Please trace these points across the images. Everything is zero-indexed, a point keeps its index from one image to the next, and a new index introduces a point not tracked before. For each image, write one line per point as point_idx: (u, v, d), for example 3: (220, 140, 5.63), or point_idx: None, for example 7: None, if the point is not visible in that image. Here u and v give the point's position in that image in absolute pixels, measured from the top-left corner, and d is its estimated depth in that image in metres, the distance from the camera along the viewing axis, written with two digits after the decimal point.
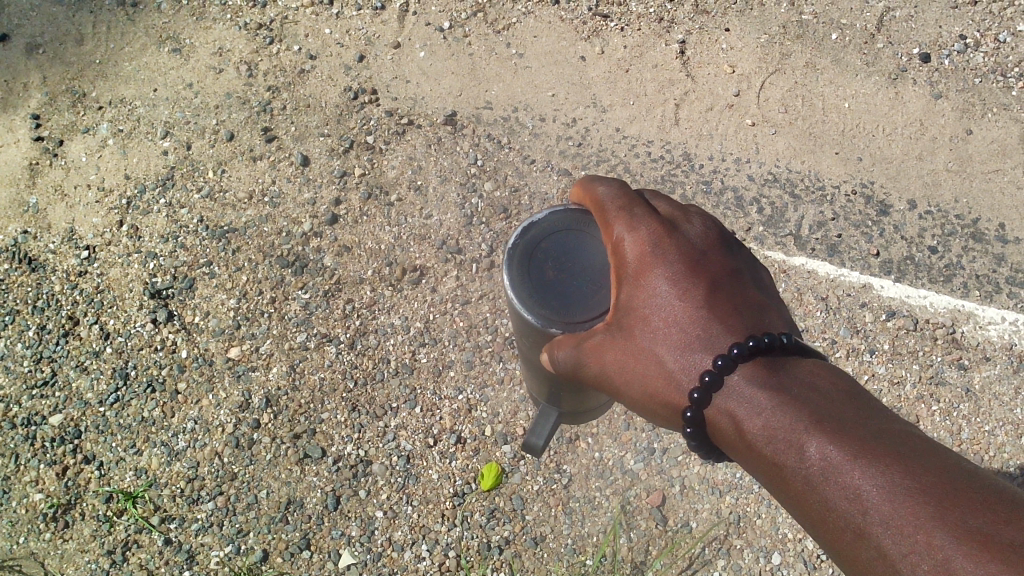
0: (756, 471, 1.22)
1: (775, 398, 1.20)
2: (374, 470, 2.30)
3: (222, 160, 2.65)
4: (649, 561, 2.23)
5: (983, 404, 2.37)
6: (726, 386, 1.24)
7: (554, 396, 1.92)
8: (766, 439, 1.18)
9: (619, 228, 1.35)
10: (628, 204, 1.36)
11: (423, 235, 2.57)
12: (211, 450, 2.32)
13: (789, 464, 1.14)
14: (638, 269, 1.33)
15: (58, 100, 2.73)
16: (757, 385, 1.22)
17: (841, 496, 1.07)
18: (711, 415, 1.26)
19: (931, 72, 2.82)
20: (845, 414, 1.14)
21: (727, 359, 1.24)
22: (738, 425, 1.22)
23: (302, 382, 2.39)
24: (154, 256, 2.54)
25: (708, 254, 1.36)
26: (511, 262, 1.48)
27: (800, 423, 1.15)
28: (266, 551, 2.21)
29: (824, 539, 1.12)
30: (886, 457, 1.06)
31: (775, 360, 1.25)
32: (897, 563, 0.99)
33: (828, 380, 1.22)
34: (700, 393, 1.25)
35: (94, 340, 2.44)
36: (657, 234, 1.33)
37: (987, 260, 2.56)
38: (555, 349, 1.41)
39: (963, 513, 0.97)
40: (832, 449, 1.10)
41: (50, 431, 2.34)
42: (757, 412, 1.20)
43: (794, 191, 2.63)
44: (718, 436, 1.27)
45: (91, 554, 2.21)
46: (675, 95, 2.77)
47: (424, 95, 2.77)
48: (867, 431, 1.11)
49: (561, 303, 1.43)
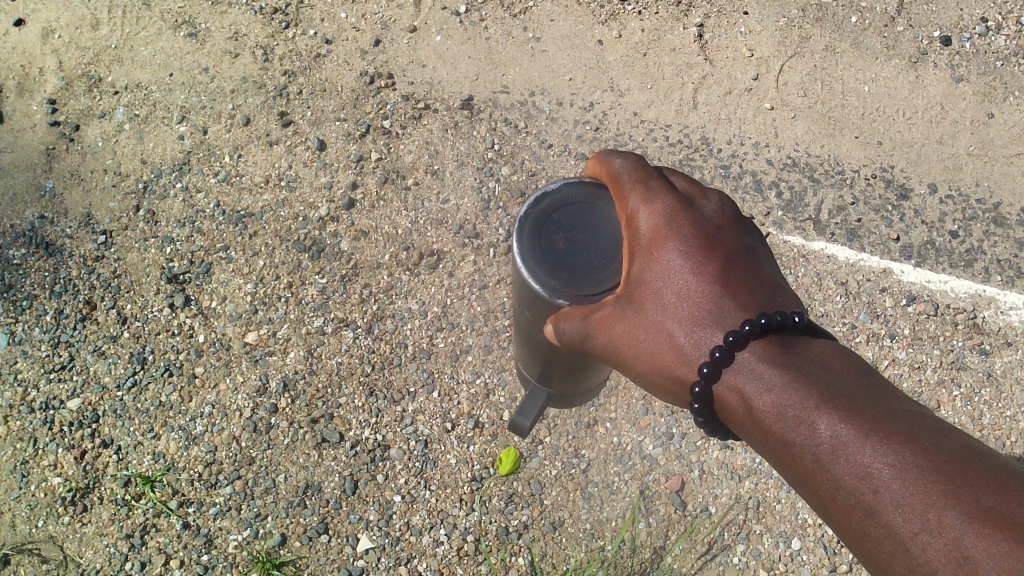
0: (763, 450, 1.20)
1: (785, 375, 1.18)
2: (392, 455, 2.30)
3: (238, 145, 2.65)
4: (668, 546, 2.21)
5: (1005, 389, 2.35)
6: (736, 362, 1.21)
7: (547, 375, 1.92)
8: (774, 416, 1.16)
9: (634, 201, 1.33)
10: (645, 177, 1.34)
11: (440, 219, 2.57)
12: (228, 434, 2.31)
13: (797, 441, 1.12)
14: (651, 242, 1.31)
15: (73, 85, 2.72)
16: (767, 361, 1.20)
17: (850, 474, 1.06)
18: (720, 391, 1.23)
19: (952, 55, 2.80)
20: (855, 393, 1.12)
21: (738, 335, 1.21)
22: (747, 402, 1.20)
23: (319, 366, 2.39)
24: (171, 241, 2.53)
25: (724, 230, 1.34)
26: (522, 231, 1.45)
27: (810, 401, 1.13)
28: (284, 535, 2.20)
29: (831, 518, 1.11)
30: (899, 435, 1.04)
31: (786, 338, 1.22)
32: (908, 542, 0.98)
33: (838, 358, 1.20)
34: (710, 368, 1.22)
35: (112, 325, 2.44)
36: (671, 207, 1.31)
37: (1008, 244, 2.55)
38: (563, 320, 1.39)
39: (976, 492, 0.96)
40: (843, 427, 1.08)
41: (68, 416, 2.34)
42: (766, 389, 1.18)
43: (813, 175, 2.61)
44: (725, 413, 1.24)
45: (109, 537, 2.20)
46: (694, 79, 2.75)
47: (441, 79, 2.76)
48: (877, 409, 1.09)
49: (570, 273, 1.41)
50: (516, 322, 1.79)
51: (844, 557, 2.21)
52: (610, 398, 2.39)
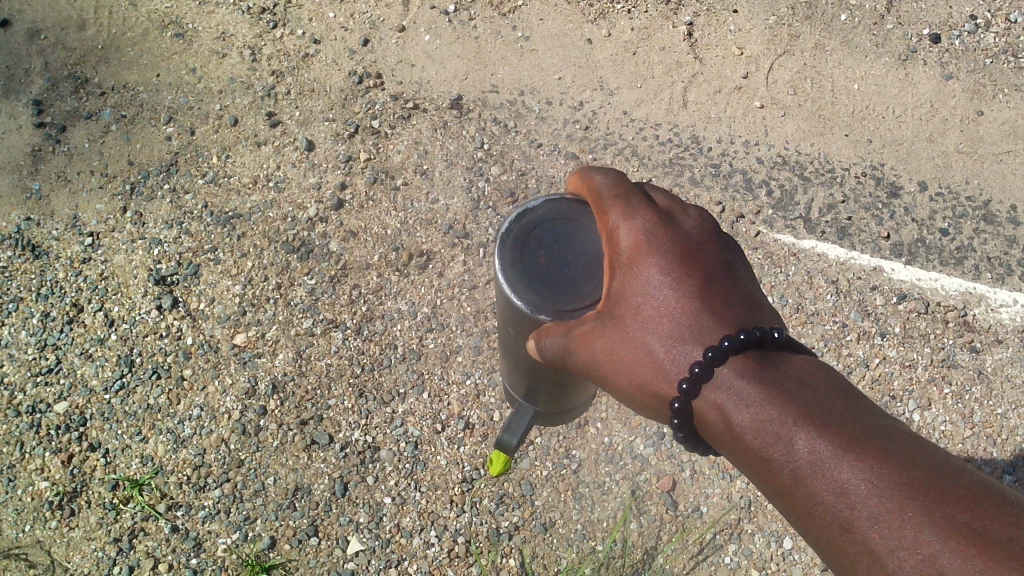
0: (743, 465, 1.19)
1: (764, 390, 1.16)
2: (382, 456, 2.28)
3: (226, 146, 2.63)
4: (660, 546, 2.21)
5: (996, 386, 2.35)
6: (716, 378, 1.19)
7: (532, 393, 1.91)
8: (753, 432, 1.15)
9: (614, 217, 1.30)
10: (625, 193, 1.32)
11: (429, 219, 2.55)
12: (217, 437, 2.30)
13: (776, 457, 1.11)
14: (631, 257, 1.28)
15: (60, 85, 2.70)
16: (747, 377, 1.18)
17: (828, 490, 1.05)
18: (699, 406, 1.21)
19: (942, 53, 2.80)
20: (834, 408, 1.11)
21: (717, 351, 1.19)
22: (726, 418, 1.18)
23: (309, 368, 2.37)
24: (159, 243, 2.52)
25: (704, 245, 1.31)
26: (504, 247, 1.45)
27: (789, 417, 1.12)
28: (274, 538, 2.19)
29: (810, 535, 1.10)
30: (876, 451, 1.03)
31: (767, 355, 1.20)
32: (884, 558, 0.97)
33: (818, 375, 1.18)
34: (689, 384, 1.20)
35: (99, 327, 2.42)
36: (652, 223, 1.29)
37: (998, 242, 2.54)
38: (544, 336, 1.37)
39: (951, 508, 0.95)
40: (821, 443, 1.07)
41: (55, 419, 2.32)
42: (745, 404, 1.16)
43: (803, 173, 2.61)
44: (706, 429, 1.23)
45: (97, 541, 2.18)
46: (683, 77, 2.75)
47: (429, 79, 2.75)
48: (855, 425, 1.08)
49: (551, 290, 1.41)
50: (500, 337, 1.75)
51: None
52: (600, 398, 2.38)
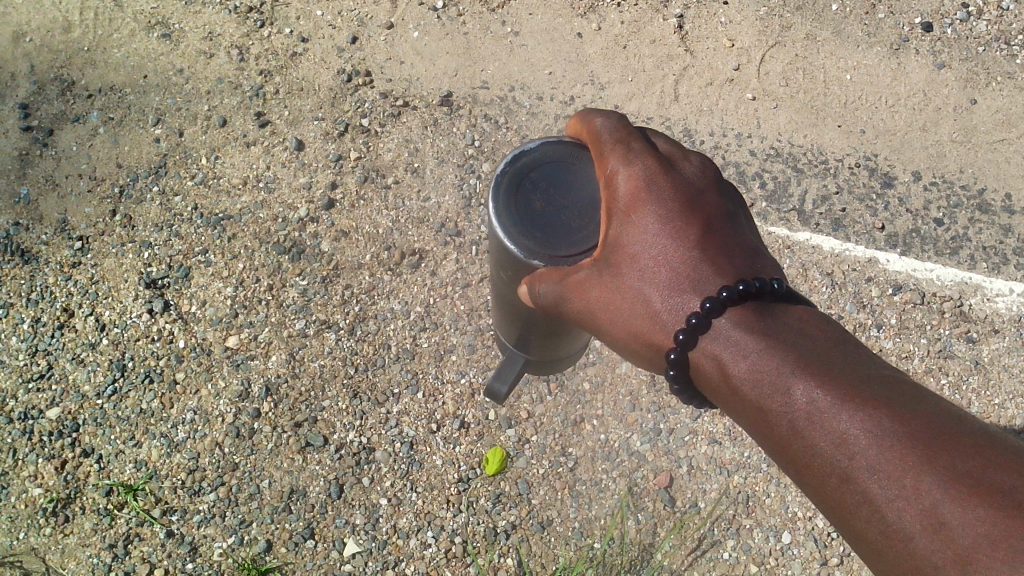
0: (737, 415, 1.21)
1: (761, 340, 1.18)
2: (377, 457, 2.27)
3: (215, 147, 2.61)
4: (658, 543, 2.20)
5: (993, 376, 2.34)
6: (714, 329, 1.20)
7: (525, 341, 1.90)
8: (750, 383, 1.16)
9: (614, 162, 1.30)
10: (625, 138, 1.31)
11: (421, 218, 2.54)
12: (211, 440, 2.28)
13: (774, 407, 1.13)
14: (629, 204, 1.28)
15: (46, 88, 2.68)
16: (744, 328, 1.19)
17: (827, 440, 1.07)
18: (695, 357, 1.23)
19: (934, 41, 2.79)
20: (832, 358, 1.13)
21: (715, 302, 1.19)
22: (722, 368, 1.20)
23: (302, 370, 2.36)
24: (149, 246, 2.50)
25: (705, 193, 1.31)
26: (498, 189, 1.40)
27: (787, 367, 1.13)
28: (270, 541, 2.18)
29: (804, 483, 1.12)
30: (877, 401, 1.05)
31: (765, 306, 1.21)
32: (884, 508, 1.00)
33: (815, 325, 1.20)
34: (686, 335, 1.21)
35: (90, 332, 2.41)
36: (651, 169, 1.28)
37: (993, 231, 2.53)
38: (539, 282, 1.37)
39: (952, 456, 0.98)
40: (819, 391, 1.09)
41: (48, 425, 2.31)
42: (742, 355, 1.18)
43: (796, 165, 2.59)
44: (701, 380, 1.24)
45: (92, 548, 2.17)
46: (675, 70, 2.73)
47: (419, 76, 2.72)
48: (854, 375, 1.09)
49: (546, 234, 1.37)
50: (494, 285, 1.73)
51: (835, 550, 2.20)
52: (596, 394, 2.37)
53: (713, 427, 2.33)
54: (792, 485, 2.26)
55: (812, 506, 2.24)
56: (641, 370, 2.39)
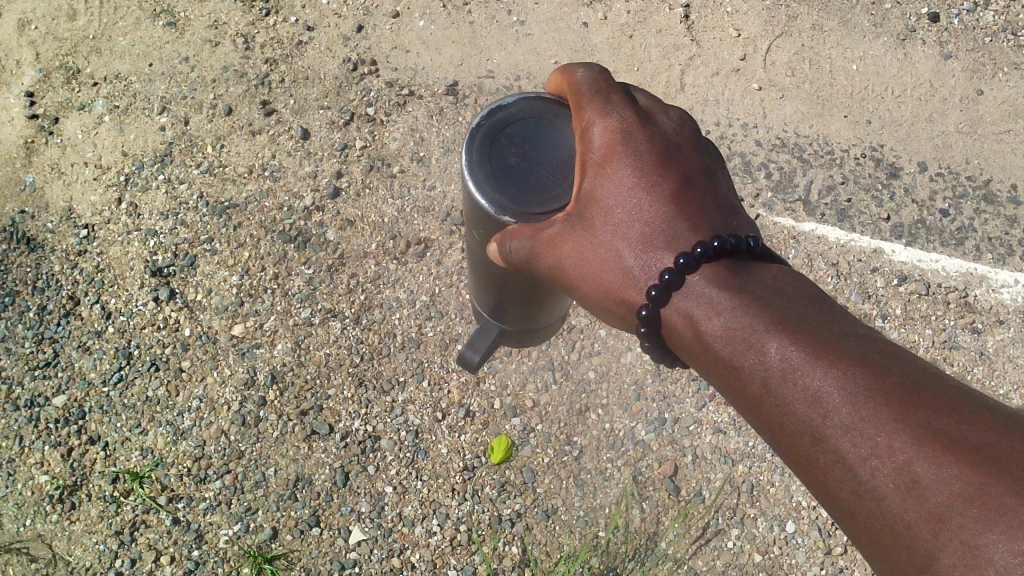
0: (712, 376, 1.24)
1: (736, 300, 1.20)
2: (382, 446, 2.28)
3: (220, 135, 2.61)
4: (662, 531, 2.20)
5: (998, 367, 2.34)
6: (687, 286, 1.24)
7: (497, 307, 1.91)
8: (723, 341, 1.19)
9: (590, 114, 1.31)
10: (604, 90, 1.32)
11: (426, 207, 2.55)
12: (217, 428, 2.29)
13: (748, 365, 1.15)
14: (603, 157, 1.29)
15: (52, 76, 2.68)
16: (719, 287, 1.22)
17: (800, 399, 1.09)
18: (667, 314, 1.26)
19: (941, 31, 2.78)
20: (807, 319, 1.16)
21: (689, 258, 1.22)
22: (696, 327, 1.22)
23: (307, 358, 2.36)
24: (155, 234, 2.50)
25: (682, 149, 1.32)
26: (473, 142, 1.42)
27: (760, 324, 1.16)
28: (276, 529, 2.18)
29: (779, 445, 1.14)
30: (850, 359, 1.08)
31: (739, 264, 1.24)
32: (856, 466, 1.02)
33: (792, 286, 1.23)
34: (659, 291, 1.24)
35: (96, 320, 2.41)
36: (627, 121, 1.30)
37: (999, 222, 2.53)
38: (509, 238, 1.36)
39: (926, 414, 1.00)
40: (794, 351, 1.11)
41: (54, 413, 2.31)
42: (717, 314, 1.21)
43: (802, 155, 2.59)
44: (674, 338, 1.27)
45: (98, 535, 2.18)
46: (681, 59, 2.72)
47: (424, 65, 2.72)
48: (828, 334, 1.13)
49: (519, 191, 1.39)
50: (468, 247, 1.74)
51: (839, 539, 2.21)
52: (601, 383, 2.37)
53: (718, 417, 2.34)
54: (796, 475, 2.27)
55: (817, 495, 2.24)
56: (645, 360, 2.40)
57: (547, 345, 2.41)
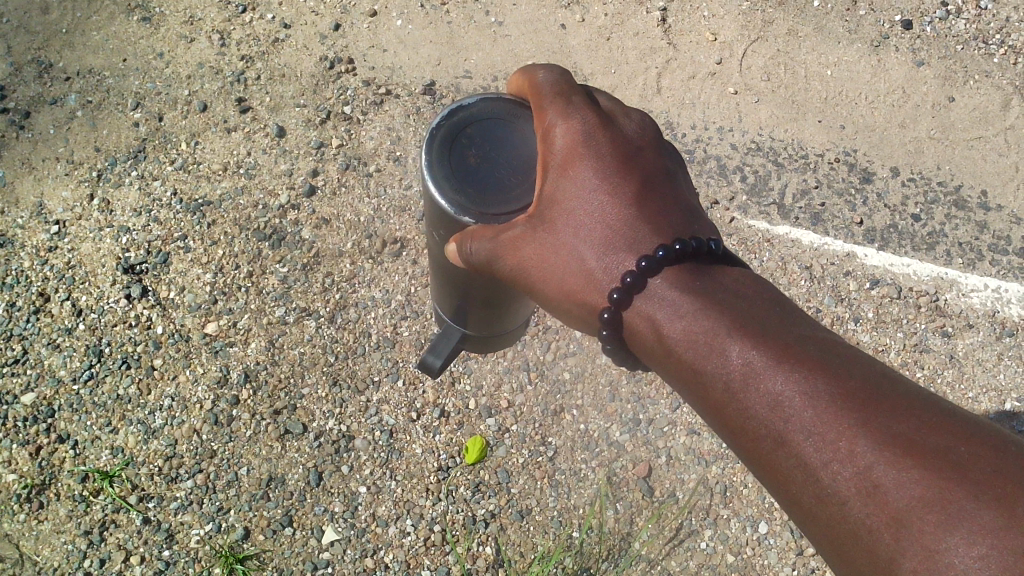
0: (673, 378, 1.24)
1: (697, 303, 1.20)
2: (357, 445, 2.27)
3: (195, 132, 2.59)
4: (635, 532, 2.21)
5: (967, 370, 2.37)
6: (649, 289, 1.23)
7: (460, 313, 1.90)
8: (684, 344, 1.19)
9: (552, 116, 1.29)
10: (566, 92, 1.31)
11: (402, 207, 2.54)
12: (189, 427, 2.27)
13: (709, 369, 1.16)
14: (565, 159, 1.28)
15: (23, 70, 2.64)
16: (680, 288, 1.22)
17: (762, 403, 1.10)
18: (629, 317, 1.25)
19: (914, 38, 2.81)
20: (767, 323, 1.16)
21: (651, 261, 1.22)
22: (657, 329, 1.22)
23: (281, 357, 2.35)
24: (127, 231, 2.48)
25: (643, 151, 1.33)
26: (433, 142, 1.40)
27: (722, 328, 1.16)
28: (248, 528, 2.17)
29: (741, 448, 1.15)
30: (810, 364, 1.09)
31: (700, 266, 1.25)
32: (818, 470, 1.03)
33: (752, 289, 1.24)
34: (620, 294, 1.24)
35: (67, 317, 2.38)
36: (589, 122, 1.28)
37: (969, 227, 2.56)
38: (469, 240, 1.34)
39: (887, 419, 1.01)
40: (755, 355, 1.12)
41: (22, 411, 2.28)
42: (678, 316, 1.21)
43: (777, 159, 2.61)
44: (635, 340, 1.27)
45: (67, 534, 2.15)
46: (658, 62, 2.73)
47: (401, 64, 2.71)
48: (788, 338, 1.13)
49: (479, 192, 1.37)
50: (431, 254, 1.73)
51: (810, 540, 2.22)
52: (576, 384, 2.38)
53: (692, 417, 2.35)
54: None
55: None
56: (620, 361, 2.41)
57: (523, 345, 2.41)
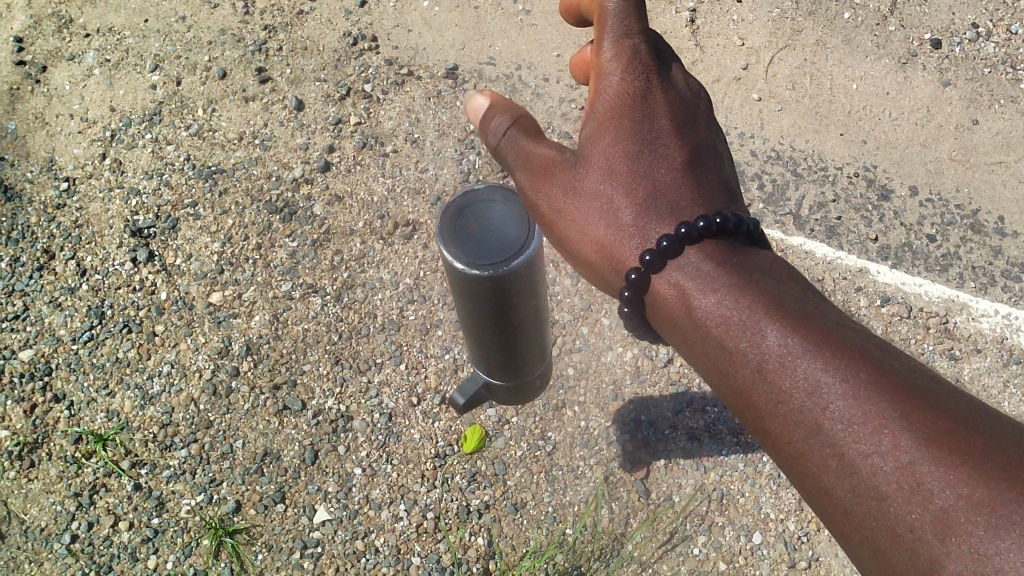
0: (698, 358, 1.24)
1: (732, 279, 1.21)
2: (355, 426, 2.24)
3: (212, 99, 2.56)
4: (630, 533, 2.18)
5: (973, 395, 2.34)
6: (682, 258, 1.24)
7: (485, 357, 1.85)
8: (716, 321, 1.19)
9: (613, 62, 1.34)
10: (632, 36, 1.35)
11: (417, 189, 2.49)
12: (187, 396, 2.25)
13: (743, 348, 1.16)
14: (615, 106, 1.32)
15: (43, 24, 2.66)
16: (716, 263, 1.23)
17: (796, 387, 1.10)
18: (656, 284, 1.26)
19: (942, 58, 2.79)
20: (803, 308, 1.17)
21: (691, 229, 1.22)
22: (688, 303, 1.23)
23: (284, 332, 2.32)
24: (137, 193, 2.45)
25: (693, 122, 1.36)
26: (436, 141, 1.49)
27: (759, 309, 1.17)
28: (239, 502, 2.15)
29: (764, 432, 1.14)
30: (847, 351, 1.09)
31: (736, 246, 1.25)
32: (856, 461, 1.03)
33: (785, 276, 1.24)
34: (653, 257, 1.23)
35: (71, 276, 2.36)
36: (643, 62, 1.34)
37: (984, 252, 2.54)
38: (504, 117, 1.36)
39: (928, 415, 1.01)
40: (793, 339, 1.12)
41: (19, 367, 2.27)
42: (712, 291, 1.21)
43: (796, 169, 2.60)
44: (658, 310, 1.27)
45: (56, 495, 2.14)
46: (683, 64, 2.72)
47: (426, 46, 2.69)
48: (824, 325, 1.14)
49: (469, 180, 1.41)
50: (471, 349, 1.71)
51: (804, 554, 2.17)
52: (580, 380, 2.37)
53: (694, 423, 2.33)
54: (767, 487, 2.24)
55: (785, 509, 2.22)
56: (626, 361, 2.39)
57: None
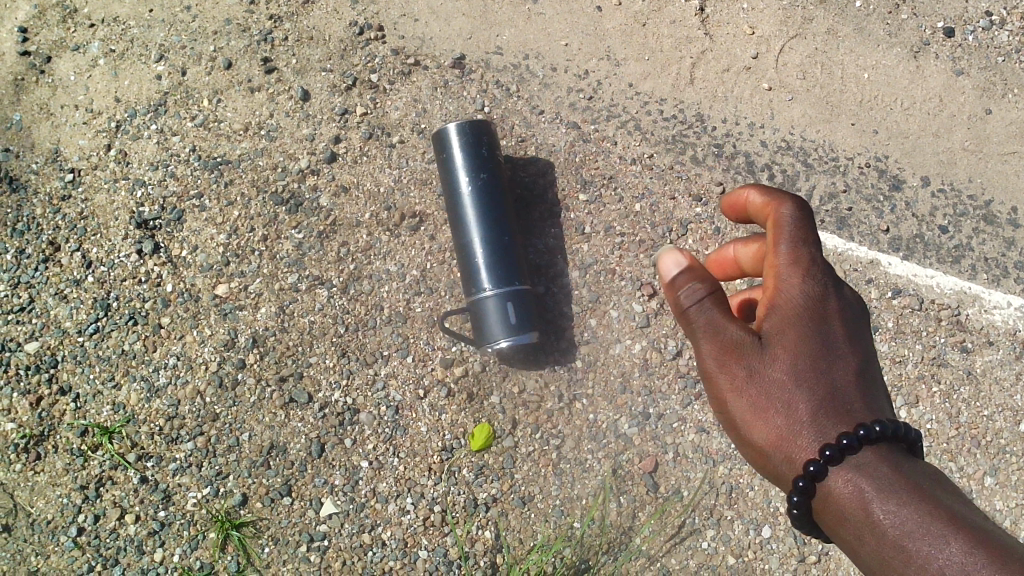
0: (844, 549, 1.36)
1: (893, 477, 1.31)
2: (361, 419, 2.23)
3: (218, 89, 2.54)
4: (637, 527, 2.20)
5: (984, 388, 2.35)
6: (846, 464, 1.35)
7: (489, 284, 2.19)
8: (855, 504, 1.31)
9: (789, 269, 1.50)
10: (806, 232, 1.52)
11: (424, 179, 2.48)
12: (193, 388, 2.24)
13: (881, 531, 1.27)
14: (804, 314, 1.48)
15: (47, 14, 2.59)
16: (880, 465, 1.33)
17: (922, 560, 1.21)
18: (828, 486, 1.36)
19: (955, 47, 2.75)
20: (930, 493, 1.29)
21: (852, 439, 1.35)
22: (834, 496, 1.35)
23: (291, 324, 2.31)
24: (143, 184, 2.44)
25: (844, 325, 1.51)
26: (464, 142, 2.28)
27: (892, 491, 1.29)
28: (246, 495, 2.16)
29: None
30: (964, 529, 1.20)
31: (894, 452, 1.35)
32: None
33: (938, 482, 1.34)
34: (819, 464, 1.35)
35: (76, 268, 2.35)
36: (819, 271, 1.51)
37: (996, 243, 2.52)
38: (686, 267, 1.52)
39: None
40: (903, 513, 1.26)
41: (25, 359, 2.26)
42: (852, 479, 1.33)
43: (806, 160, 2.57)
44: (824, 513, 1.37)
45: (62, 488, 2.15)
46: (692, 53, 2.68)
47: (431, 36, 2.65)
48: (947, 509, 1.25)
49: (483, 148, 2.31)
50: (460, 228, 2.28)
51: (813, 548, 2.20)
52: (588, 373, 2.32)
53: (703, 416, 2.30)
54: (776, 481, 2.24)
55: None
56: (634, 353, 2.34)
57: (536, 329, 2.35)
